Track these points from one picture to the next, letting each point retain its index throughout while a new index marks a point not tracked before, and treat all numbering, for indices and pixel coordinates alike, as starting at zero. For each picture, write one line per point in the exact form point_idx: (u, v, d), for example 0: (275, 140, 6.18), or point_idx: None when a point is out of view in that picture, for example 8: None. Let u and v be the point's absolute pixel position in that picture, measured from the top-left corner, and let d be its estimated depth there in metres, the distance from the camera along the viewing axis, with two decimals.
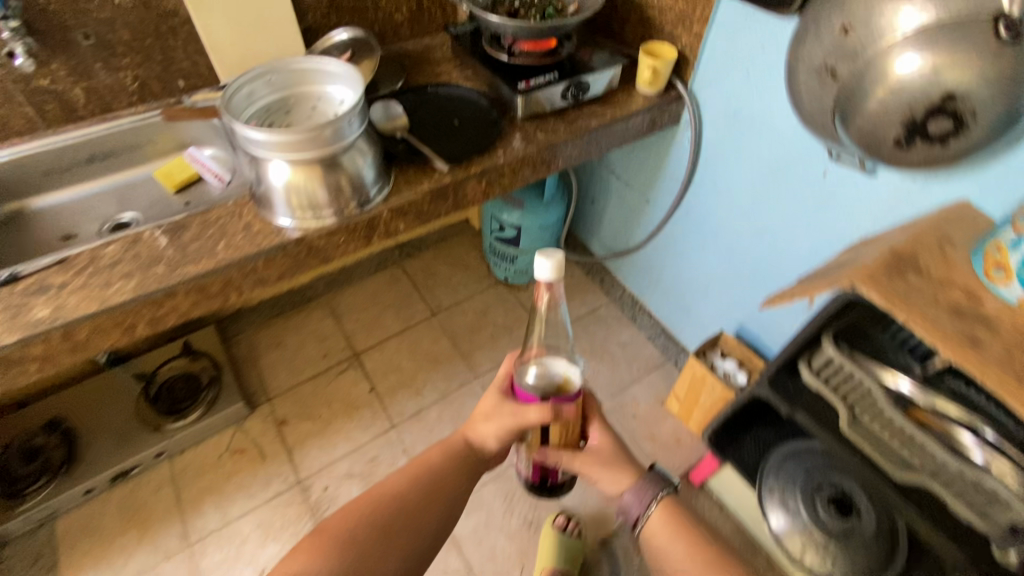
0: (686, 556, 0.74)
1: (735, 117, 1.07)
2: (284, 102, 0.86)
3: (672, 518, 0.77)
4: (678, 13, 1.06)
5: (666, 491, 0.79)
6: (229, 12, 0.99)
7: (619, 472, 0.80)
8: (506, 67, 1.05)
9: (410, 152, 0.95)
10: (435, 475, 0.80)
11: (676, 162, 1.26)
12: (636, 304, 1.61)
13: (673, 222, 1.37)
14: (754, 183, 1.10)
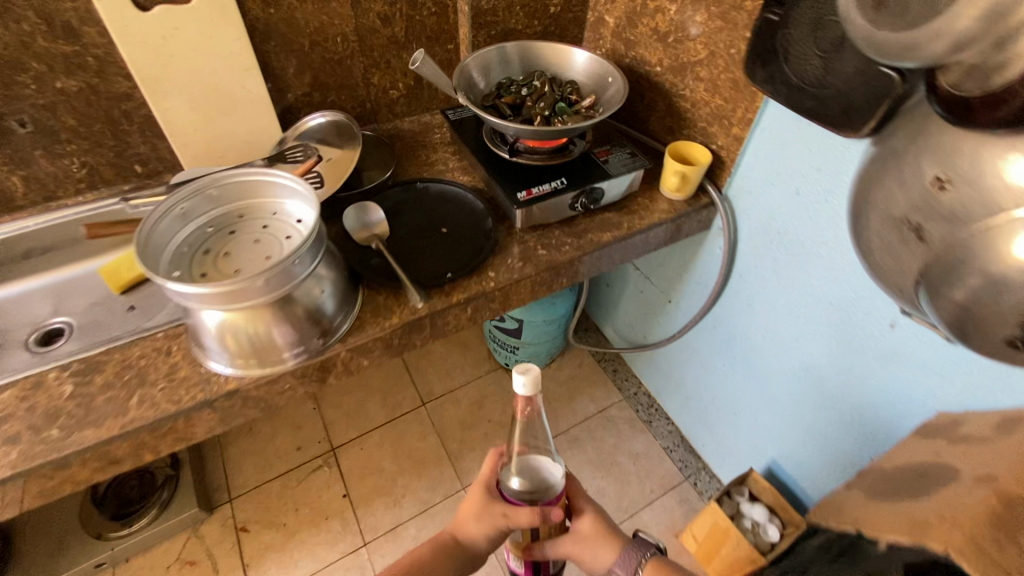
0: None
1: (782, 238, 0.89)
2: (229, 219, 0.71)
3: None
4: (714, 111, 0.90)
5: (654, 551, 0.72)
6: (192, 96, 0.87)
7: (610, 541, 0.73)
8: (508, 166, 0.90)
9: (385, 272, 0.80)
10: (421, 558, 0.72)
11: (705, 269, 1.09)
12: (653, 405, 1.43)
13: (698, 330, 1.18)
14: (801, 313, 0.91)
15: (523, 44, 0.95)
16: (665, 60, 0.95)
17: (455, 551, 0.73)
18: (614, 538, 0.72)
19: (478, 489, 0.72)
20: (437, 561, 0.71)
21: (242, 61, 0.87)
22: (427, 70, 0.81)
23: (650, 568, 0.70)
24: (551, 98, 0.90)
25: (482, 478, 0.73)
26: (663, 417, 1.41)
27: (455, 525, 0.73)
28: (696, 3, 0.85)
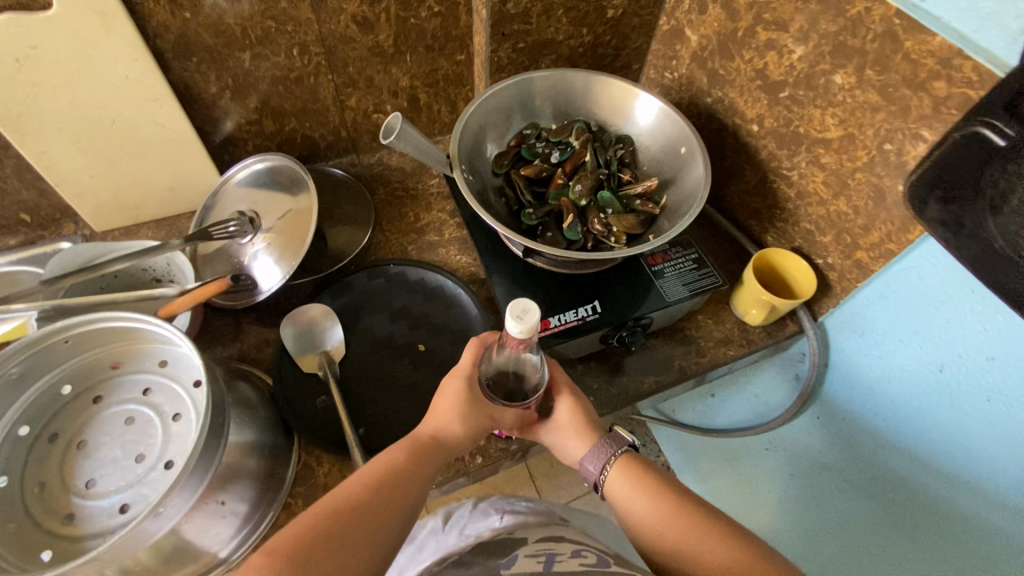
0: (698, 536, 0.43)
1: (879, 404, 0.63)
2: (100, 371, 0.49)
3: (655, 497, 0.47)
4: (832, 216, 0.61)
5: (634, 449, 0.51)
6: (80, 136, 0.61)
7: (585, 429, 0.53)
8: (520, 265, 0.65)
9: (333, 428, 0.58)
10: (396, 464, 0.46)
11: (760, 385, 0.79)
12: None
13: None
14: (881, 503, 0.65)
15: (561, 73, 0.65)
16: (768, 121, 0.64)
17: (435, 455, 0.49)
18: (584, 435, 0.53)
19: (457, 384, 0.51)
20: (409, 469, 0.46)
21: (147, 88, 0.60)
22: (408, 143, 0.55)
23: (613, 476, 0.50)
24: (592, 176, 0.62)
25: (460, 368, 0.53)
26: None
27: (435, 417, 0.50)
28: (842, 57, 0.53)
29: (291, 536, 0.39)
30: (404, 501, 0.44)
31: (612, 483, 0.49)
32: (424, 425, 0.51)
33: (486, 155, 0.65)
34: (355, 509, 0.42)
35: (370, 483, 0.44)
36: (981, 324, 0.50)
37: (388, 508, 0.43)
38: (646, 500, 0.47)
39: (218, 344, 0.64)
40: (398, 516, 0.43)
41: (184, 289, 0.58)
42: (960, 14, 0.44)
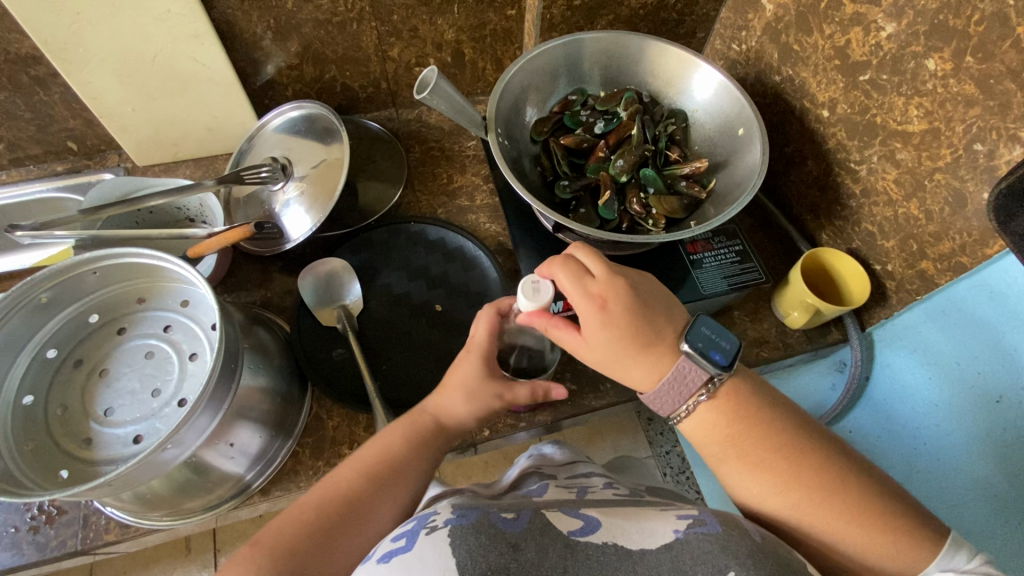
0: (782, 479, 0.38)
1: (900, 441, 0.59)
2: (126, 304, 0.50)
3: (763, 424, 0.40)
4: (899, 219, 0.55)
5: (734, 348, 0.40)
6: (123, 68, 0.61)
7: (659, 351, 0.40)
8: (550, 238, 0.63)
9: (345, 384, 0.58)
10: (393, 447, 0.45)
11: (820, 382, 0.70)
12: (685, 472, 1.08)
13: None
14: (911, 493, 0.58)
15: (615, 35, 0.60)
16: (841, 107, 0.57)
17: (434, 439, 0.47)
18: (670, 364, 0.40)
19: (472, 361, 0.48)
20: (404, 461, 0.44)
21: (188, 23, 0.59)
22: (442, 99, 0.53)
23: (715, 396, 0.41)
24: (636, 151, 0.58)
25: (474, 342, 0.48)
26: (694, 492, 1.05)
27: (434, 394, 0.48)
28: (942, 39, 0.46)
29: (296, 520, 0.39)
30: (391, 478, 0.43)
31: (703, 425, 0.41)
32: (426, 403, 0.48)
33: (526, 119, 0.62)
34: (350, 502, 0.41)
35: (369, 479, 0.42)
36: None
37: (392, 493, 0.43)
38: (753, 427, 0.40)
39: (243, 289, 0.64)
40: (391, 495, 0.42)
41: (213, 231, 0.59)
42: None
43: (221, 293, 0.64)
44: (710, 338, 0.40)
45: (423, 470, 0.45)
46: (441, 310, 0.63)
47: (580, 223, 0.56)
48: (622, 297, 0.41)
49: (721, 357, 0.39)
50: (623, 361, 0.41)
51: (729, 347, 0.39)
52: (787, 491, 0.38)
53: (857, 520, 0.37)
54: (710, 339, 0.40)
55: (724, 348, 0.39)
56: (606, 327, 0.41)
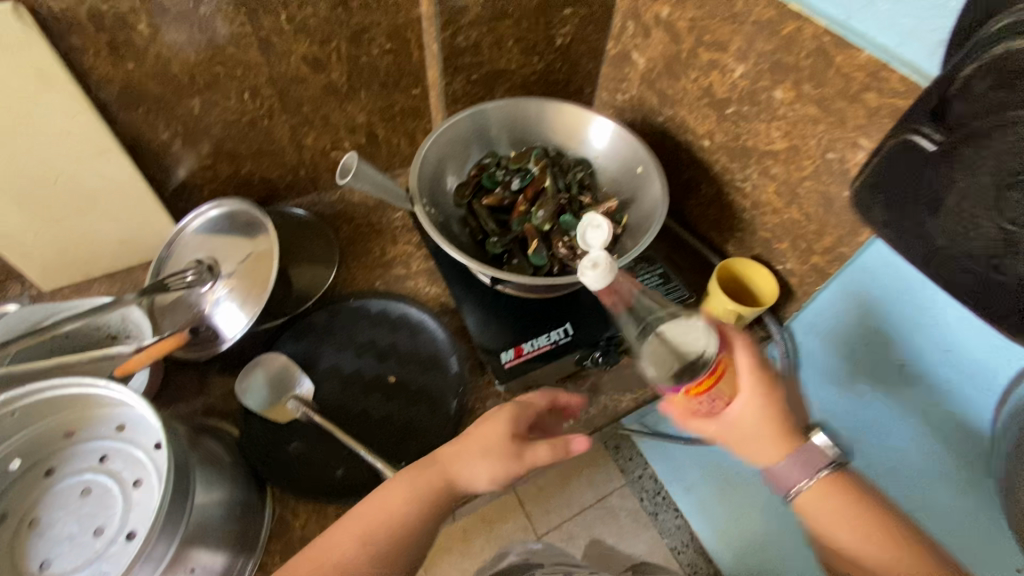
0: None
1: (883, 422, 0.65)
2: (53, 441, 0.47)
3: (874, 536, 0.40)
4: (786, 223, 0.63)
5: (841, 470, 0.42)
6: (20, 194, 0.58)
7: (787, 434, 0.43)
8: (489, 292, 0.66)
9: (308, 478, 0.56)
10: (396, 525, 0.44)
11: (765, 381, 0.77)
12: (660, 493, 1.12)
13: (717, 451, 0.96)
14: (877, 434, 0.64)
15: (515, 102, 0.66)
16: (718, 136, 0.66)
17: (442, 508, 0.46)
18: (793, 439, 0.42)
19: (500, 423, 0.47)
20: (410, 535, 0.44)
21: (93, 141, 0.58)
22: (365, 182, 0.55)
23: (822, 496, 0.41)
24: (553, 201, 0.63)
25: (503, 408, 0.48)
26: (673, 509, 1.10)
27: (456, 453, 0.46)
28: (780, 73, 0.55)
29: None
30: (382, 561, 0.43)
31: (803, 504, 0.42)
32: (444, 462, 0.46)
33: (447, 187, 0.66)
34: None
35: (363, 544, 0.43)
36: (954, 335, 0.52)
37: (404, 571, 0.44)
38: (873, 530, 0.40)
39: (181, 400, 0.61)
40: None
41: (141, 346, 0.56)
42: (883, 29, 0.47)
43: (157, 409, 0.60)
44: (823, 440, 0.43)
45: (422, 544, 0.45)
46: (394, 380, 0.62)
47: (515, 274, 0.60)
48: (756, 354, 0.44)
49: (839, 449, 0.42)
50: (744, 406, 0.42)
51: (830, 451, 0.42)
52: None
53: None
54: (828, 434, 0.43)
55: (829, 458, 0.42)
56: (739, 410, 0.42)
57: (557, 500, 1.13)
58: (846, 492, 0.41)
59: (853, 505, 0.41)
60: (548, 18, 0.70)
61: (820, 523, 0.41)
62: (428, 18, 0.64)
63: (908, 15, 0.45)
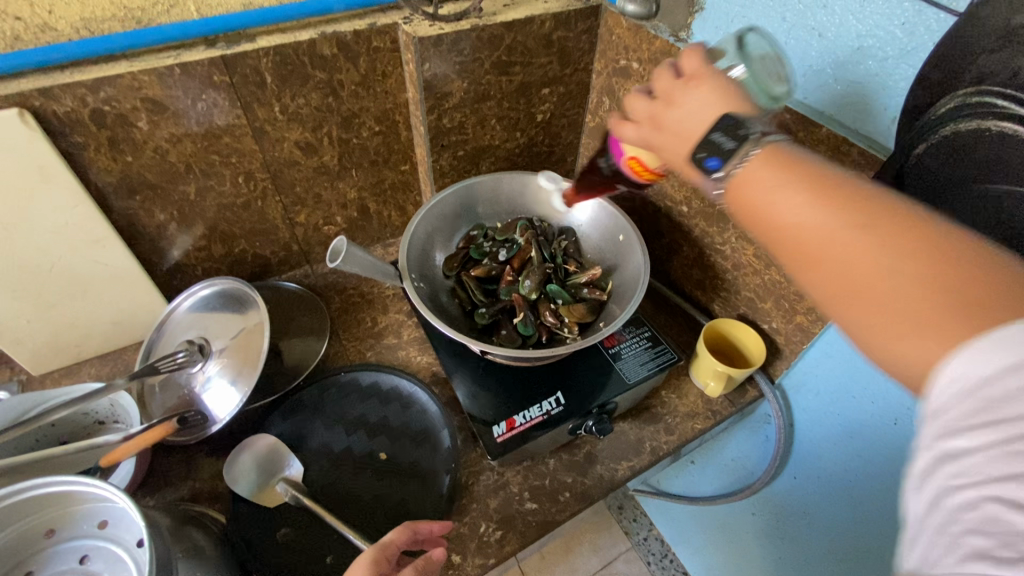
0: (858, 226, 0.30)
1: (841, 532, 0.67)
2: (32, 542, 0.45)
3: (820, 199, 0.32)
4: (767, 284, 0.64)
5: (764, 153, 0.35)
6: (15, 285, 0.59)
7: (685, 142, 0.39)
8: (480, 361, 0.67)
9: (297, 566, 0.54)
10: None
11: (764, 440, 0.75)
12: (668, 556, 1.06)
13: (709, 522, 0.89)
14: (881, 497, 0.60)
15: (497, 177, 0.69)
16: (696, 202, 0.68)
17: None
18: (691, 169, 0.39)
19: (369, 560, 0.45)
20: None
21: (89, 231, 0.60)
22: (355, 263, 0.56)
23: (758, 177, 0.35)
24: (539, 270, 0.65)
25: (383, 543, 0.46)
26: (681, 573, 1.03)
27: None
28: None
29: None
30: None
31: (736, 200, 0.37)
32: None
33: (436, 261, 0.67)
34: None
35: None
36: None
37: None
38: (810, 200, 0.32)
39: (168, 486, 0.60)
40: None
41: (129, 433, 0.56)
42: (840, 109, 0.50)
43: (142, 498, 0.59)
44: (716, 142, 0.36)
45: None
46: (385, 457, 0.61)
47: (503, 344, 0.61)
48: (639, 102, 0.42)
49: (718, 161, 0.36)
50: (671, 165, 0.42)
51: (729, 150, 0.36)
52: (833, 274, 0.30)
53: (920, 278, 0.27)
54: (707, 144, 0.37)
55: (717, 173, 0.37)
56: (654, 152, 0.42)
57: (560, 567, 1.10)
58: (771, 177, 0.34)
59: (786, 190, 0.33)
60: (529, 97, 0.74)
61: (756, 208, 0.35)
62: (415, 103, 0.68)
63: (860, 95, 0.48)
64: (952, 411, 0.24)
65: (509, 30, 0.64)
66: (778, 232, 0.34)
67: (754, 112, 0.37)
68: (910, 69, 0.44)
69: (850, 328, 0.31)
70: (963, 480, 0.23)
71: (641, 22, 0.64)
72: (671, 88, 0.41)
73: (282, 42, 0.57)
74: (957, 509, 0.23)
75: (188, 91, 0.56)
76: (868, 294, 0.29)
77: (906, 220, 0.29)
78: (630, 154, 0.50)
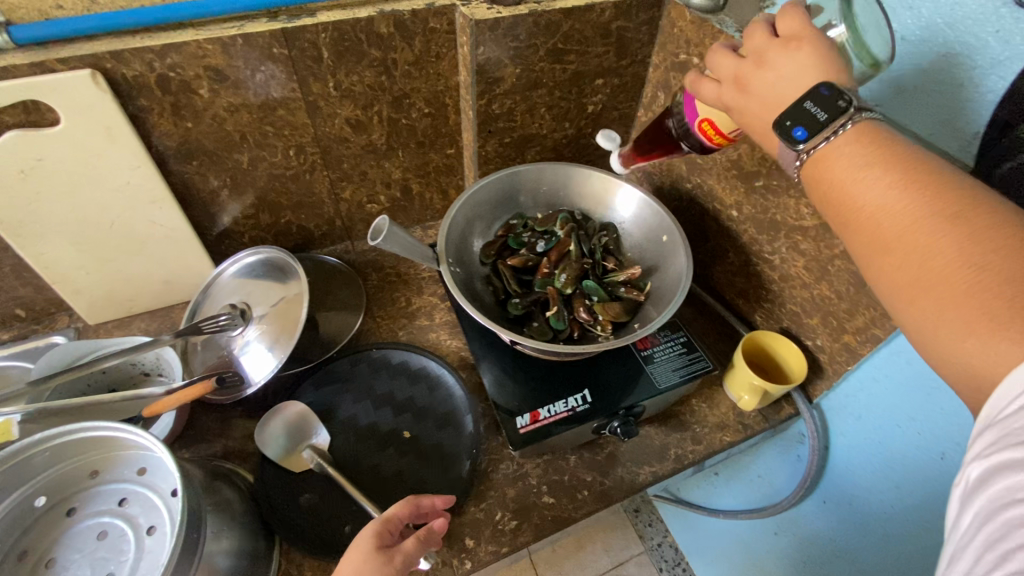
0: (940, 217, 0.32)
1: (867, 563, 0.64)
2: (78, 480, 0.48)
3: (903, 185, 0.33)
4: (816, 299, 0.61)
5: (854, 127, 0.36)
6: (77, 237, 0.63)
7: (771, 109, 0.41)
8: (509, 351, 0.66)
9: (316, 532, 0.56)
10: None
11: (793, 461, 0.73)
12: (680, 564, 1.05)
13: (728, 537, 0.87)
14: (915, 534, 0.57)
15: (542, 167, 0.68)
16: (747, 208, 0.65)
17: None
18: (774, 136, 0.41)
19: (370, 533, 0.46)
20: None
21: (147, 192, 0.63)
22: (395, 242, 0.57)
23: (845, 150, 0.37)
24: (576, 265, 0.64)
25: (384, 517, 0.47)
26: None
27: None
28: None
29: None
30: None
31: (819, 166, 0.38)
32: None
33: (474, 247, 0.67)
34: None
35: None
36: None
37: None
38: (896, 183, 0.34)
39: (203, 441, 0.63)
40: None
41: (171, 388, 0.58)
42: (916, 120, 0.47)
43: (179, 450, 0.62)
44: (810, 110, 0.38)
45: None
46: (408, 436, 0.62)
47: (534, 337, 0.60)
48: (727, 58, 0.44)
49: (805, 132, 0.38)
50: (748, 129, 0.44)
51: (821, 121, 0.37)
52: (907, 261, 0.33)
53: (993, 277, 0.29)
54: (798, 114, 0.38)
55: (798, 145, 0.38)
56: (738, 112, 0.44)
57: (570, 563, 1.09)
58: (864, 149, 0.36)
59: (875, 168, 0.35)
60: (581, 88, 0.72)
61: (835, 183, 0.37)
62: (466, 86, 0.68)
63: (939, 105, 0.45)
64: (1021, 427, 0.26)
65: (568, 17, 0.63)
66: (854, 211, 0.36)
67: (853, 85, 0.38)
68: (1000, 82, 0.40)
69: (912, 315, 0.33)
70: (1021, 495, 0.25)
71: (705, 16, 0.62)
72: (763, 49, 0.41)
73: (341, 18, 0.58)
74: (1011, 526, 0.25)
75: (248, 62, 0.57)
76: (933, 281, 0.31)
77: (978, 209, 0.31)
78: (703, 116, 0.51)
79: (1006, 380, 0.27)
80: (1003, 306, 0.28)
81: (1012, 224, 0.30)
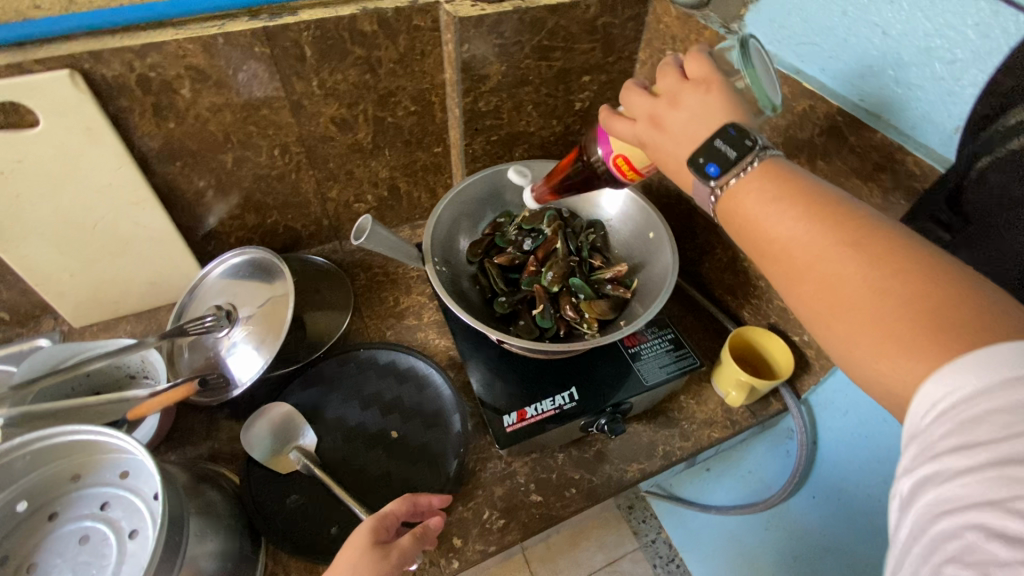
0: (843, 246, 0.33)
1: (856, 556, 0.64)
2: (60, 485, 0.48)
3: (807, 217, 0.34)
4: None
5: (762, 163, 0.37)
6: (60, 239, 0.62)
7: (685, 143, 0.40)
8: (497, 349, 0.66)
9: (302, 533, 0.55)
10: None
11: (783, 456, 0.72)
12: (674, 560, 1.06)
13: (719, 532, 0.88)
14: None
15: (527, 165, 0.68)
16: None
17: None
18: (688, 173, 0.40)
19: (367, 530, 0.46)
20: None
21: (130, 193, 0.62)
22: (378, 242, 0.56)
23: (753, 185, 0.37)
24: (563, 263, 0.64)
25: (386, 514, 0.47)
26: None
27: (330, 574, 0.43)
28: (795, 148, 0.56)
29: None
30: None
31: (733, 204, 0.38)
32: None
33: (460, 246, 0.67)
34: None
35: None
36: None
37: None
38: (801, 216, 0.35)
39: (189, 444, 0.62)
40: None
41: (155, 390, 0.58)
42: (898, 114, 0.47)
43: (165, 452, 0.62)
44: (719, 150, 0.37)
45: None
46: (395, 436, 0.62)
47: (521, 335, 0.60)
48: (640, 98, 0.43)
49: (717, 169, 0.38)
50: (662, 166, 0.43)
51: (731, 159, 0.37)
52: (820, 290, 0.33)
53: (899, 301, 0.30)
54: (713, 147, 0.38)
55: (712, 183, 0.38)
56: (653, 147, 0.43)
57: (564, 560, 1.09)
58: (773, 186, 0.36)
59: (779, 202, 0.36)
60: (568, 84, 0.72)
61: (749, 217, 0.37)
62: (452, 84, 0.67)
63: (921, 100, 0.45)
64: (937, 437, 0.27)
65: (553, 14, 0.63)
66: (767, 244, 0.36)
67: (753, 125, 0.39)
68: (981, 75, 0.40)
69: (830, 341, 0.34)
70: (949, 505, 0.26)
71: (691, 11, 0.62)
72: (677, 88, 0.41)
73: (324, 16, 0.57)
74: (942, 536, 0.26)
75: (231, 61, 0.57)
76: (844, 309, 0.32)
77: (874, 237, 0.32)
78: (616, 151, 0.48)
79: (921, 393, 0.28)
80: (917, 324, 0.29)
81: (905, 248, 0.31)
